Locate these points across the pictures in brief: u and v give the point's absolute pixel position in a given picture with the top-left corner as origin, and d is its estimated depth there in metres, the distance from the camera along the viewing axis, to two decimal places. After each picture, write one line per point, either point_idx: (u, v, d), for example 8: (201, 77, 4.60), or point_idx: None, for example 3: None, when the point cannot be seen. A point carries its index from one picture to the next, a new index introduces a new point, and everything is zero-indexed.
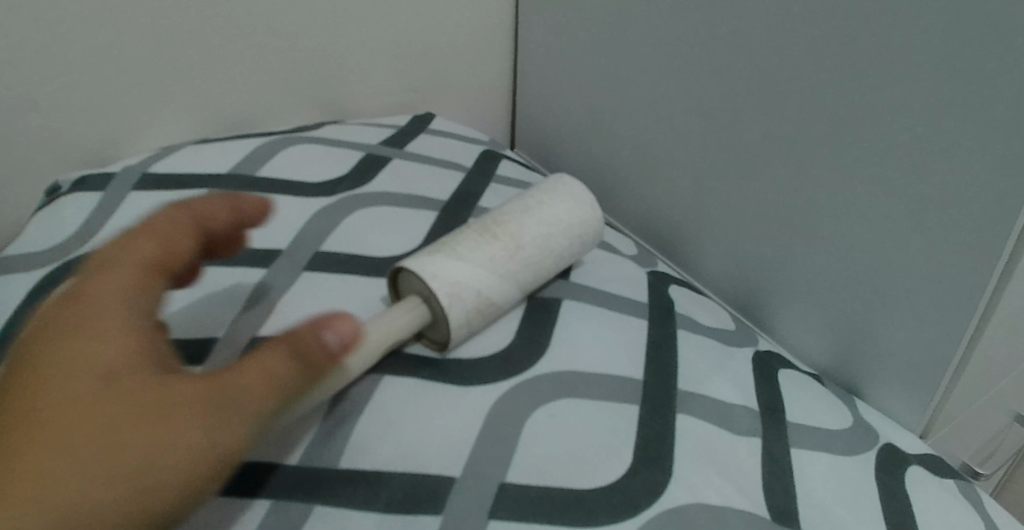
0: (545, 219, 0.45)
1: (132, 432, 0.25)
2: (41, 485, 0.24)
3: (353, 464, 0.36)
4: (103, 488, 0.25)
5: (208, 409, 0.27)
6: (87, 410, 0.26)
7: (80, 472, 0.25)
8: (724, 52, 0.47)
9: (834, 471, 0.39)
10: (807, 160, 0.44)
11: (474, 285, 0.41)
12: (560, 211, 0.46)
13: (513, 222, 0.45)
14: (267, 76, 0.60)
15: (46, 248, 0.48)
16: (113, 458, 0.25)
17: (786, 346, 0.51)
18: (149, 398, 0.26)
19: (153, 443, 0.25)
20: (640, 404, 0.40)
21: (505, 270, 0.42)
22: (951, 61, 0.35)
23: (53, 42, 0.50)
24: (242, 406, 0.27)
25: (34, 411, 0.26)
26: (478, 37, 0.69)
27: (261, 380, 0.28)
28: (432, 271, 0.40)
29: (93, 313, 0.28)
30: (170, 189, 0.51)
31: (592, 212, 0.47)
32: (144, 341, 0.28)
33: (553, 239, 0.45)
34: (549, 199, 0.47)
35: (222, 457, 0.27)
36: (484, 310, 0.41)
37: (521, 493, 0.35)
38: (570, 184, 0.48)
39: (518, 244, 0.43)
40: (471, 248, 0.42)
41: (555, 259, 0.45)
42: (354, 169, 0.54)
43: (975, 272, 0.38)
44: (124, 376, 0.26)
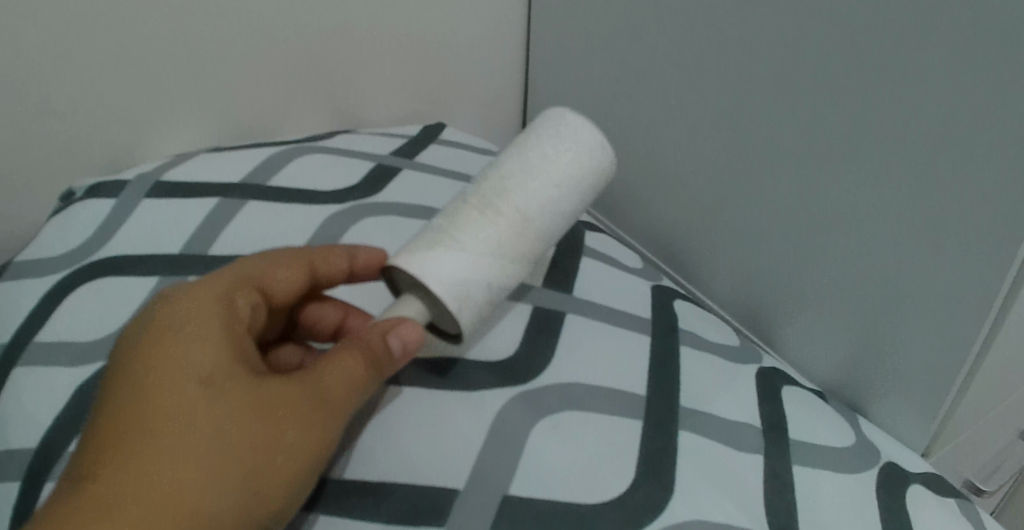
0: (550, 179, 0.40)
1: (244, 440, 0.31)
2: (169, 494, 0.29)
3: (357, 474, 0.36)
4: (222, 494, 0.30)
5: (304, 411, 0.33)
6: (195, 418, 0.31)
7: (201, 479, 0.30)
8: (733, 69, 0.48)
9: (836, 489, 0.39)
10: (813, 177, 0.44)
11: (484, 280, 0.38)
12: (566, 168, 0.41)
13: (516, 189, 0.40)
14: (280, 85, 0.61)
15: (60, 255, 0.49)
16: (229, 465, 0.31)
17: (791, 362, 0.51)
18: (251, 402, 0.32)
19: (263, 447, 0.31)
20: (643, 419, 0.40)
21: (514, 251, 0.39)
22: (958, 85, 0.36)
23: (69, 49, 0.51)
24: (329, 406, 0.34)
25: (150, 416, 0.31)
26: (490, 48, 0.69)
27: (341, 384, 0.34)
28: (435, 273, 0.37)
29: (191, 323, 0.34)
30: (183, 197, 0.52)
31: (598, 152, 0.42)
32: (237, 351, 0.34)
33: (560, 202, 0.41)
34: (552, 151, 0.41)
35: (322, 449, 0.34)
36: (493, 298, 0.39)
37: (524, 506, 0.35)
38: (575, 122, 0.43)
39: (524, 215, 0.40)
40: (475, 236, 0.38)
41: (563, 218, 0.42)
42: (364, 180, 0.55)
43: (979, 295, 0.38)
44: (227, 384, 0.32)
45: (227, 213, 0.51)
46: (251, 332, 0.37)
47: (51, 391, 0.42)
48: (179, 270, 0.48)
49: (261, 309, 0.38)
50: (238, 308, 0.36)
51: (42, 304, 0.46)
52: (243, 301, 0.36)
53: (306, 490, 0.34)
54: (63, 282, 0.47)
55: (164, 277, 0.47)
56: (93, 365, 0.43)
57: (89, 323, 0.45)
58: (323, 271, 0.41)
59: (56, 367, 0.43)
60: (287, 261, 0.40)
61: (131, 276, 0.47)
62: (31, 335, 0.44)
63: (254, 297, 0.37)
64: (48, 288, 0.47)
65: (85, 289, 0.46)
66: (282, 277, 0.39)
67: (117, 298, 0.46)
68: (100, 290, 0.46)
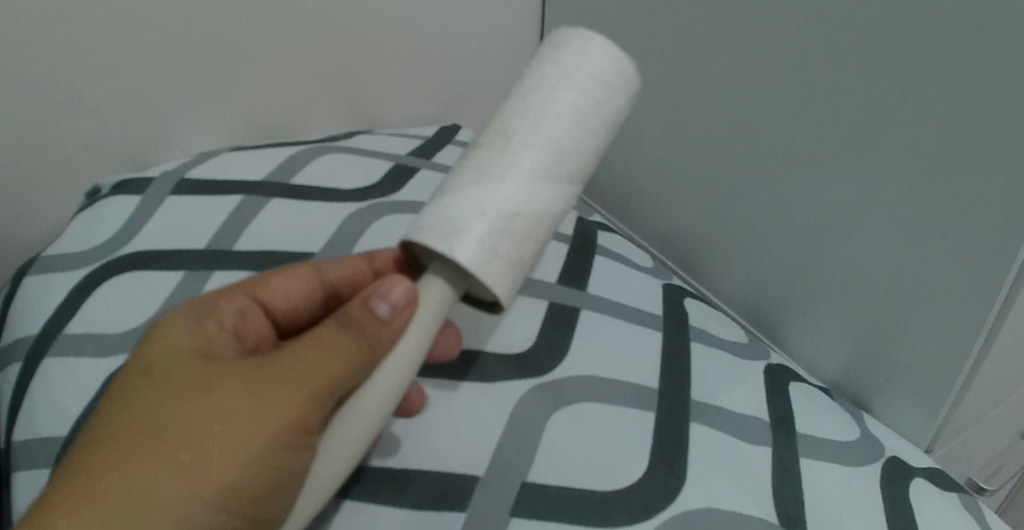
0: (531, 88, 0.36)
1: (178, 415, 0.31)
2: (97, 477, 0.29)
3: (387, 463, 0.38)
4: (152, 471, 0.29)
5: (247, 385, 0.32)
6: (138, 401, 0.32)
7: (131, 460, 0.30)
8: (742, 73, 0.49)
9: (842, 482, 0.40)
10: (820, 180, 0.46)
11: (473, 211, 0.34)
12: (542, 73, 0.36)
13: (495, 117, 0.36)
14: (300, 85, 0.62)
15: (87, 250, 0.50)
16: (165, 443, 0.30)
17: (797, 361, 0.53)
18: (195, 380, 0.32)
19: (199, 421, 0.31)
20: (656, 412, 0.42)
21: (508, 169, 0.34)
22: (961, 93, 0.37)
23: (96, 50, 0.53)
24: (284, 372, 0.32)
25: (105, 408, 0.32)
26: (504, 50, 0.71)
27: (301, 350, 0.33)
28: (422, 223, 0.35)
29: (157, 326, 0.36)
30: (208, 194, 0.53)
31: (584, 47, 0.36)
32: (195, 341, 0.34)
33: (544, 104, 0.35)
34: (529, 68, 0.37)
35: (283, 419, 0.31)
36: (503, 229, 0.34)
37: (541, 493, 0.37)
38: (554, 34, 0.38)
39: (504, 134, 0.35)
40: (456, 177, 0.36)
41: (571, 116, 0.35)
42: (383, 179, 0.57)
43: (982, 295, 0.39)
44: (168, 367, 0.33)
45: (250, 210, 0.52)
46: (250, 338, 0.37)
47: (82, 381, 0.43)
48: (205, 265, 0.49)
49: (255, 314, 0.38)
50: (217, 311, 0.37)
51: (71, 297, 0.47)
52: (223, 305, 0.37)
53: (274, 469, 0.31)
54: (92, 276, 0.49)
55: (189, 272, 0.49)
56: (122, 356, 0.44)
57: (118, 315, 0.46)
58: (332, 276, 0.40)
59: (86, 357, 0.44)
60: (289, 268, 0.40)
61: (158, 270, 0.49)
62: (61, 327, 0.46)
63: (243, 302, 0.38)
64: (77, 282, 0.48)
65: (113, 283, 0.48)
66: (277, 283, 0.39)
67: (145, 291, 0.48)
68: (128, 284, 0.48)
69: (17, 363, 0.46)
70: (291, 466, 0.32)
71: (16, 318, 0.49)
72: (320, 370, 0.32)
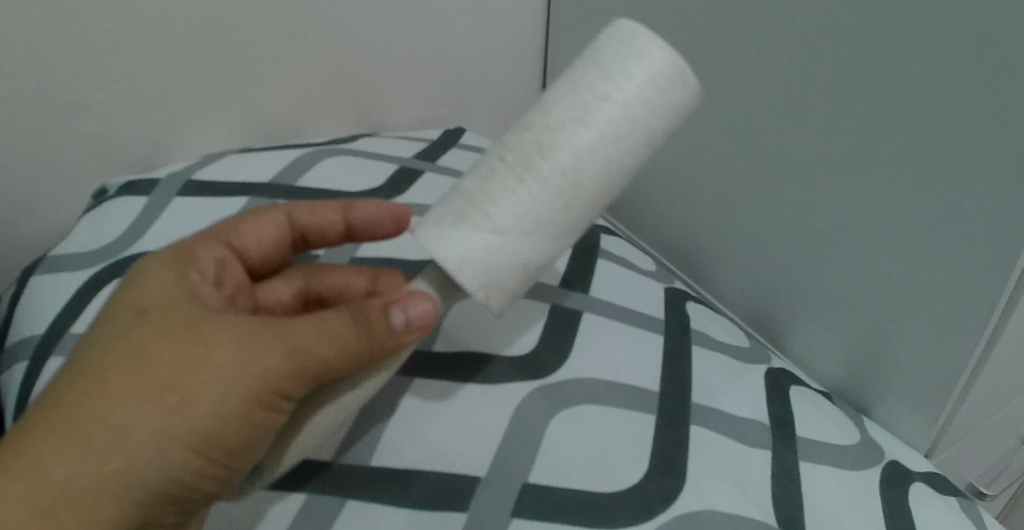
0: (609, 137, 0.34)
1: (163, 362, 0.31)
2: (82, 413, 0.31)
3: (389, 463, 0.39)
4: (136, 407, 0.30)
5: (236, 338, 0.32)
6: (128, 340, 0.32)
7: (114, 400, 0.31)
8: (744, 78, 0.49)
9: (841, 485, 0.41)
10: (822, 185, 0.46)
11: (515, 261, 0.34)
12: (630, 116, 0.34)
13: (565, 147, 0.34)
14: (305, 88, 0.63)
15: (94, 250, 0.51)
16: (150, 382, 0.31)
17: (798, 365, 0.53)
18: (185, 327, 0.32)
19: (182, 370, 0.31)
20: (657, 415, 0.42)
21: (556, 224, 0.35)
22: (961, 99, 0.37)
23: (104, 51, 0.53)
24: (276, 339, 0.32)
25: (98, 342, 0.33)
26: (509, 54, 0.71)
27: (297, 322, 0.33)
28: (463, 258, 0.34)
29: (148, 267, 0.36)
30: (213, 196, 0.54)
31: (671, 91, 0.35)
32: (184, 287, 0.35)
33: (620, 162, 0.35)
34: (616, 93, 0.34)
35: (264, 378, 0.31)
36: (529, 276, 0.36)
37: (542, 493, 0.38)
38: (644, 47, 0.35)
39: (574, 182, 0.34)
40: (509, 211, 0.34)
41: (623, 179, 0.36)
42: (388, 182, 0.57)
43: (982, 300, 0.40)
44: (160, 311, 0.33)
45: None
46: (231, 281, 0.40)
47: None
48: None
49: (234, 263, 0.40)
50: (200, 257, 0.38)
51: (77, 297, 0.48)
52: (205, 253, 0.38)
53: (251, 426, 0.32)
54: (98, 276, 0.49)
55: None
56: None
57: None
58: (302, 219, 0.44)
59: None
60: (264, 211, 0.43)
61: None
62: (66, 327, 0.46)
63: (221, 252, 0.40)
64: (84, 282, 0.49)
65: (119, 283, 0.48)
66: (252, 229, 0.42)
67: None
68: None
69: (22, 362, 0.46)
70: (269, 423, 0.33)
71: (22, 317, 0.49)
72: (314, 341, 0.32)
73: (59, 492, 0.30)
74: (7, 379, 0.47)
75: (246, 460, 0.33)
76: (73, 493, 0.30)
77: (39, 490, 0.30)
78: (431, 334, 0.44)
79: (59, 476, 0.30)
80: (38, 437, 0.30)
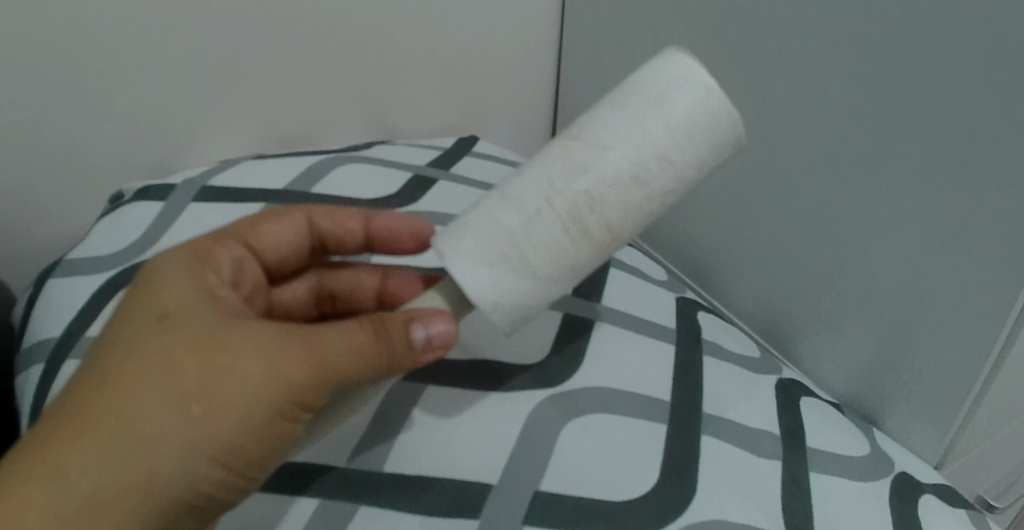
0: (658, 192, 0.34)
1: (187, 370, 0.32)
2: (105, 417, 0.31)
3: (402, 468, 0.39)
4: (159, 416, 0.31)
5: (261, 348, 0.32)
6: (148, 345, 0.33)
7: (137, 406, 0.31)
8: (758, 88, 0.49)
9: (851, 497, 0.41)
10: (835, 196, 0.46)
11: (543, 302, 0.35)
12: (683, 175, 0.34)
13: (616, 201, 0.33)
14: (320, 96, 0.63)
15: (111, 253, 0.52)
16: (172, 390, 0.31)
17: (808, 375, 0.53)
18: (207, 334, 0.33)
19: (206, 378, 0.31)
20: (668, 424, 0.42)
21: (588, 267, 0.35)
22: (973, 115, 0.38)
23: (125, 57, 0.54)
24: (302, 352, 0.33)
25: (117, 348, 0.33)
26: (523, 63, 0.72)
27: (321, 335, 0.33)
28: (496, 302, 0.34)
29: (166, 269, 0.36)
30: (230, 201, 0.55)
31: (726, 149, 0.35)
32: (202, 290, 0.36)
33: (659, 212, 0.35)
34: (678, 153, 0.33)
35: (289, 392, 0.32)
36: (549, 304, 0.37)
37: (554, 502, 0.38)
38: (712, 101, 0.33)
39: (615, 235, 0.34)
40: (548, 261, 0.34)
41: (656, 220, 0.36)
42: (402, 190, 0.58)
43: (993, 315, 0.40)
44: (182, 317, 0.34)
45: None
46: (251, 283, 0.41)
47: None
48: None
49: (250, 262, 0.41)
50: (217, 258, 0.39)
51: (94, 299, 0.49)
52: (223, 254, 0.39)
53: (273, 436, 0.33)
54: (114, 279, 0.50)
55: None
56: None
57: None
58: (322, 225, 0.44)
59: None
60: (288, 213, 0.44)
61: None
62: (82, 330, 0.47)
63: (238, 251, 0.40)
64: (100, 285, 0.49)
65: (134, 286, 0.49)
66: (270, 232, 0.42)
67: None
68: None
69: (39, 365, 0.47)
70: (287, 434, 0.33)
71: (40, 319, 0.50)
72: (338, 355, 0.33)
73: (80, 498, 0.30)
74: (24, 381, 0.48)
75: (263, 469, 0.34)
76: (95, 500, 0.30)
77: (59, 496, 0.30)
78: None
79: (80, 482, 0.30)
80: (59, 447, 0.31)
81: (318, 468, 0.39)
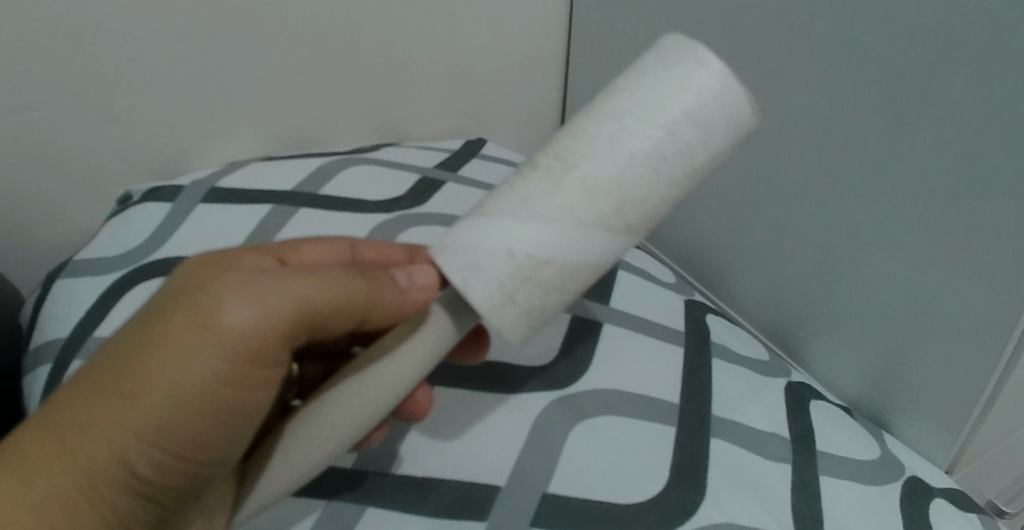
0: (607, 115, 0.34)
1: (133, 351, 0.32)
2: (76, 410, 0.32)
3: (410, 470, 0.39)
4: (109, 399, 0.32)
5: (192, 317, 0.32)
6: (121, 333, 0.34)
7: (93, 392, 0.32)
8: (764, 90, 0.49)
9: (861, 501, 0.41)
10: (843, 199, 0.46)
11: (502, 248, 0.34)
12: (636, 98, 0.34)
13: (564, 137, 0.35)
14: (327, 98, 0.63)
15: (119, 254, 0.52)
16: (119, 371, 0.32)
17: (817, 378, 0.53)
18: (157, 312, 0.33)
19: (146, 357, 0.32)
20: (677, 426, 0.42)
21: (551, 207, 0.33)
22: (983, 117, 0.37)
23: (133, 60, 0.54)
24: (230, 316, 0.32)
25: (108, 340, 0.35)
26: (532, 66, 0.72)
27: (252, 296, 0.32)
28: (448, 243, 0.35)
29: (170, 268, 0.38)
30: (238, 203, 0.55)
31: (690, 74, 0.34)
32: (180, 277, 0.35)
33: (625, 140, 0.33)
34: (621, 85, 0.35)
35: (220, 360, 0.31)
36: (528, 270, 0.34)
37: (563, 504, 0.38)
38: (663, 47, 0.36)
39: (568, 163, 0.34)
40: (500, 201, 0.35)
41: (643, 159, 0.33)
42: (409, 192, 0.58)
43: (1003, 318, 0.40)
44: (150, 302, 0.34)
45: (278, 217, 0.54)
46: None
47: None
48: None
49: None
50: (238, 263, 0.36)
51: (102, 300, 0.49)
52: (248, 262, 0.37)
53: (217, 409, 0.32)
54: (122, 280, 0.50)
55: None
56: None
57: None
58: (365, 257, 0.44)
59: None
60: (332, 245, 0.43)
61: None
62: (90, 330, 0.47)
63: (268, 263, 0.38)
64: (109, 286, 0.50)
65: (142, 286, 0.49)
66: (308, 252, 0.42)
67: None
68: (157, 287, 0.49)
69: (46, 365, 0.47)
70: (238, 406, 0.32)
71: (47, 319, 0.50)
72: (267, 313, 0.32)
73: (63, 489, 0.32)
74: (32, 380, 0.48)
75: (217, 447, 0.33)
76: (64, 485, 0.32)
77: (38, 491, 0.32)
78: None
79: (46, 466, 0.32)
80: (31, 436, 0.33)
81: (335, 471, 0.39)
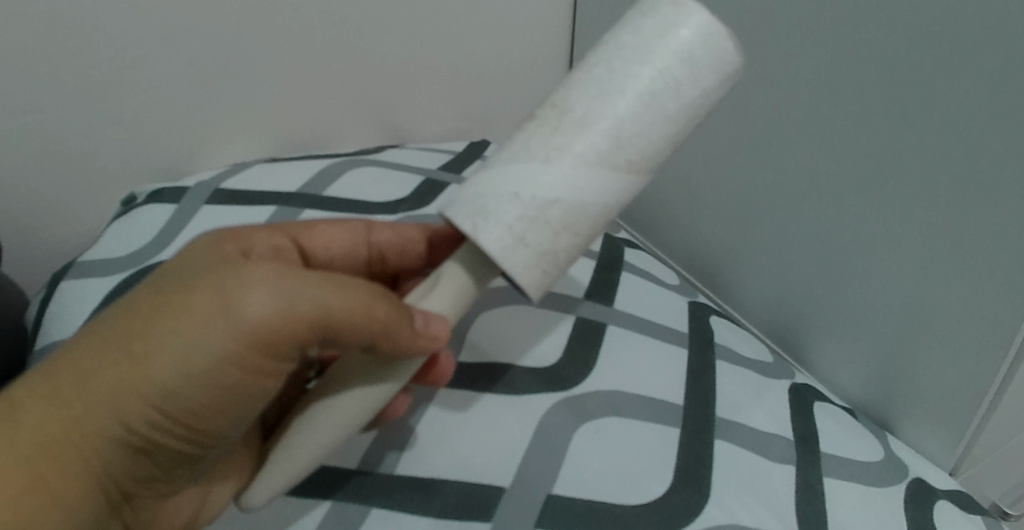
0: (597, 61, 0.35)
1: (138, 314, 0.32)
2: (77, 365, 0.32)
3: (415, 471, 0.39)
4: (108, 358, 0.32)
5: (201, 289, 0.32)
6: (131, 295, 0.34)
7: (93, 348, 0.32)
8: (767, 92, 0.49)
9: (865, 502, 0.41)
10: (846, 201, 0.46)
11: (507, 193, 0.34)
12: (622, 42, 0.35)
13: (559, 89, 0.35)
14: (331, 99, 0.64)
15: (123, 256, 0.52)
16: (123, 333, 0.32)
17: (821, 379, 0.53)
18: (169, 282, 0.33)
19: (150, 322, 0.32)
20: (681, 428, 0.42)
21: (552, 151, 0.34)
22: (986, 119, 0.37)
23: (138, 62, 0.55)
24: (232, 292, 0.31)
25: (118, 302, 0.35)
26: (535, 68, 0.72)
27: (256, 276, 0.32)
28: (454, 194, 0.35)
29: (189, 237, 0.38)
30: (243, 205, 0.55)
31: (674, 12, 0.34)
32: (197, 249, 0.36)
33: (615, 80, 0.34)
34: (609, 35, 0.36)
35: (217, 335, 0.31)
36: (535, 214, 0.33)
37: (567, 505, 0.38)
38: None
39: (563, 109, 0.34)
40: (503, 154, 0.35)
41: (635, 95, 0.33)
42: (413, 193, 0.58)
43: (1007, 318, 0.40)
44: (164, 270, 0.35)
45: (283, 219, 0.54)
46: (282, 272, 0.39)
47: None
48: None
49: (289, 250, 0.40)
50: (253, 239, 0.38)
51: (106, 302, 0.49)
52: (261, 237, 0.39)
53: (210, 384, 0.32)
54: (127, 281, 0.50)
55: None
56: None
57: None
58: (379, 237, 0.44)
59: None
60: (346, 223, 0.44)
61: None
62: None
63: (281, 240, 0.40)
64: (114, 287, 0.50)
65: None
66: (322, 231, 0.42)
67: None
68: None
69: None
70: (233, 386, 0.32)
71: (52, 321, 0.50)
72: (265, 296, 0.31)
73: (48, 439, 0.32)
74: None
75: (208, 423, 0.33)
76: (50, 436, 0.32)
77: (23, 438, 0.32)
78: (456, 346, 0.45)
79: (36, 414, 0.32)
80: (25, 384, 0.33)
81: (342, 473, 0.39)
